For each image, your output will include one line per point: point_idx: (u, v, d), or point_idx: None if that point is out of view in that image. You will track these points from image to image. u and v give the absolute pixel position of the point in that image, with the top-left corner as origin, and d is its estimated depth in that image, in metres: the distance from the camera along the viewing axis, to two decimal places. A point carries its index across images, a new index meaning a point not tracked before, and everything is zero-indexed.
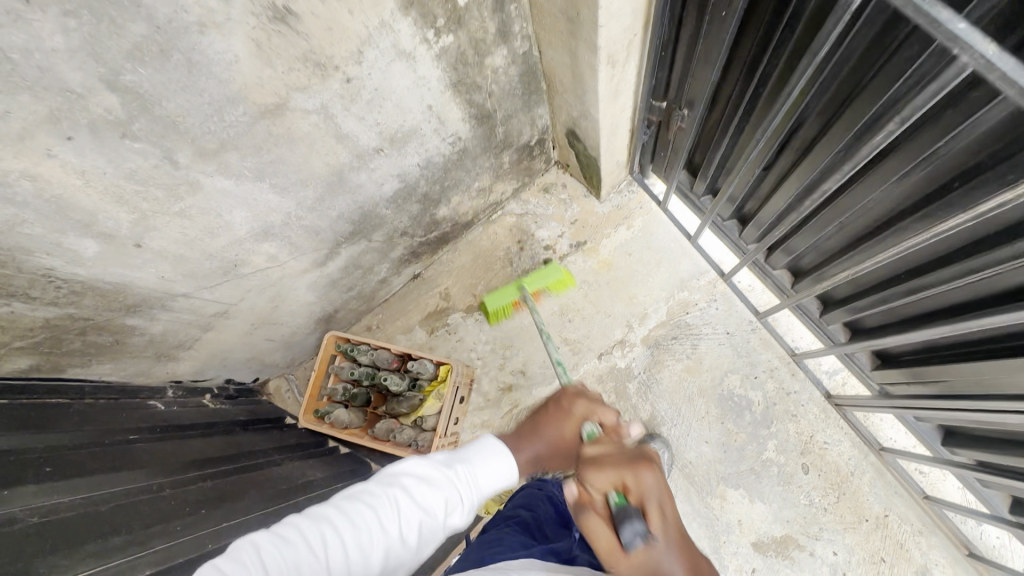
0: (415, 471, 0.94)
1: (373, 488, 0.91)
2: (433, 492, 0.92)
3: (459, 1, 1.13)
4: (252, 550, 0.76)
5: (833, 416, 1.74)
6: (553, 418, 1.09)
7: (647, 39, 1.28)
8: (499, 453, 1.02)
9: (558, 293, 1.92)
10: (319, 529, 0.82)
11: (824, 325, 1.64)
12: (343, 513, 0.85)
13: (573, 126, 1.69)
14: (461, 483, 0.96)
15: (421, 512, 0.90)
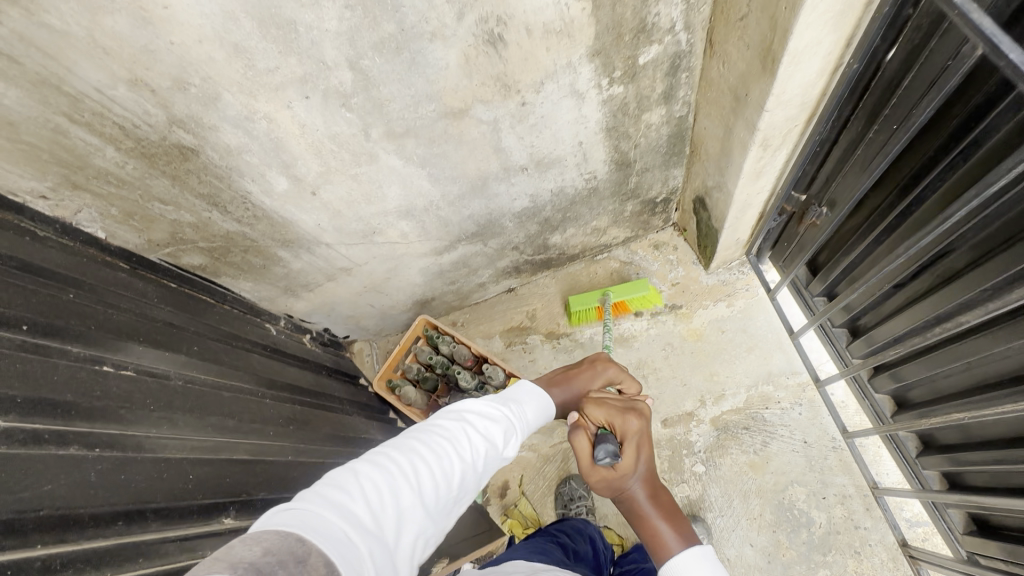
0: (471, 407, 0.99)
1: (434, 421, 0.93)
2: (495, 425, 0.97)
3: (640, 59, 1.24)
4: (353, 477, 0.76)
5: (902, 568, 1.58)
6: (584, 373, 1.23)
7: (804, 134, 1.32)
8: (536, 395, 1.10)
9: (641, 305, 2.01)
10: (408, 457, 0.84)
11: (918, 467, 1.53)
12: (416, 443, 0.88)
13: (703, 194, 1.74)
14: (513, 416, 1.02)
15: (487, 441, 0.94)
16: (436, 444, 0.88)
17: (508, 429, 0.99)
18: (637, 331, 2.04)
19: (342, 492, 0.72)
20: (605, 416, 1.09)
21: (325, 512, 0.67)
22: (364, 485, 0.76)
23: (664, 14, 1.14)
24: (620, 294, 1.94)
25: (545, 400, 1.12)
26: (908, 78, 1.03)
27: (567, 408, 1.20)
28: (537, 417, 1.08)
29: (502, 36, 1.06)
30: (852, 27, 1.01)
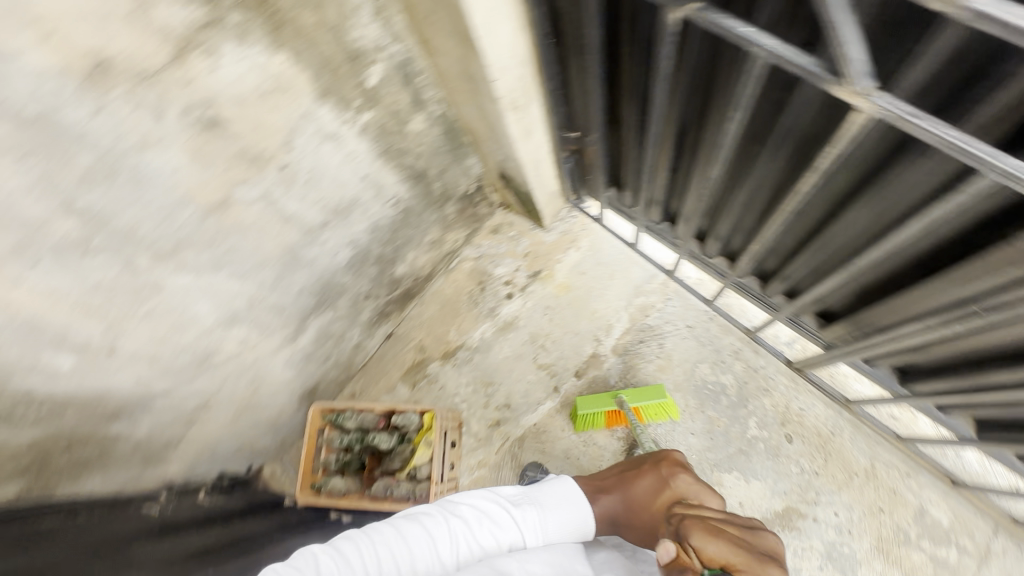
0: (473, 503, 1.18)
1: (439, 511, 1.15)
2: (496, 525, 1.13)
3: (369, 82, 1.29)
4: (362, 536, 1.08)
5: (801, 381, 1.83)
6: (646, 478, 1.18)
7: (541, 84, 1.43)
8: (560, 496, 1.21)
9: (658, 418, 1.86)
10: (405, 531, 1.09)
11: (766, 296, 1.73)
12: (412, 522, 1.11)
13: (503, 169, 1.85)
14: (520, 515, 1.16)
15: (484, 539, 1.11)
16: (430, 527, 1.10)
17: (509, 530, 1.13)
18: (516, 312, 2.11)
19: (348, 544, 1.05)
20: (717, 553, 0.86)
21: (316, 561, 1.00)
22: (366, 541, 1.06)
23: (365, 34, 1.20)
24: (636, 398, 1.84)
25: (582, 512, 1.18)
26: (571, 8, 1.15)
27: (619, 516, 1.17)
28: (558, 530, 1.15)
29: (219, 116, 1.04)
30: None
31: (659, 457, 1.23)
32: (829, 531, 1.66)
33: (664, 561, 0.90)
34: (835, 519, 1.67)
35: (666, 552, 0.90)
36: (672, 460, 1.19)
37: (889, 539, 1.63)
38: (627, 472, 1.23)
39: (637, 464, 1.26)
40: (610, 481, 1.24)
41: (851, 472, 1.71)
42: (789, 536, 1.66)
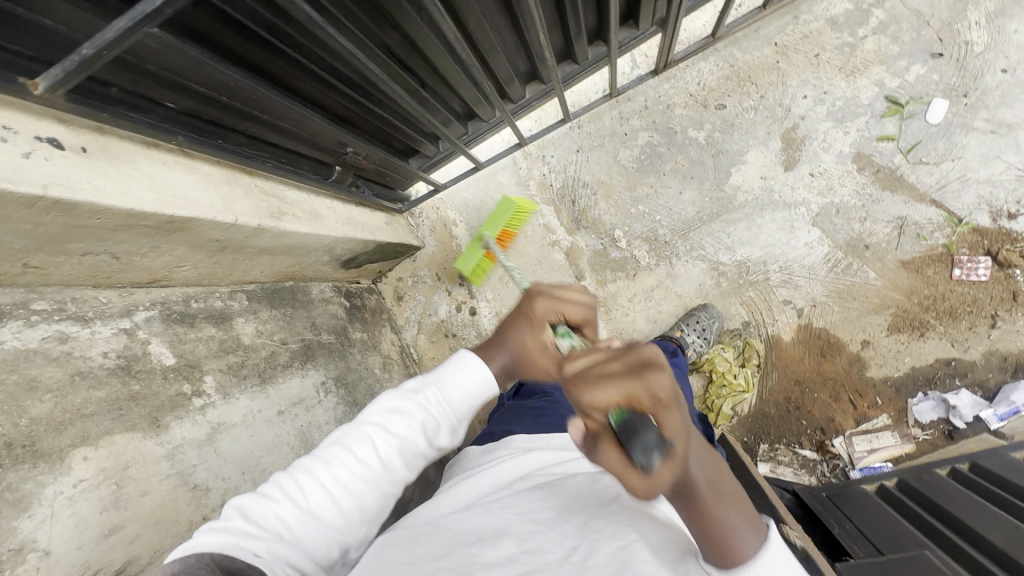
0: (387, 401, 0.92)
1: (350, 430, 0.90)
2: (409, 422, 0.89)
3: (168, 360, 1.02)
4: (256, 507, 0.79)
5: (675, 72, 1.78)
6: (524, 321, 0.93)
7: (264, 174, 1.20)
8: (467, 361, 0.96)
9: (526, 220, 1.82)
10: (307, 478, 0.84)
11: (588, 61, 1.64)
12: (336, 458, 0.86)
13: (342, 260, 1.62)
14: (435, 401, 0.92)
15: (400, 442, 0.88)
16: (349, 455, 0.87)
17: (425, 421, 0.90)
18: (493, 310, 1.94)
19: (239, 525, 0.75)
20: (619, 392, 0.61)
21: (221, 533, 0.73)
22: (265, 515, 0.78)
23: (104, 346, 0.92)
24: (494, 225, 1.73)
25: (486, 370, 0.95)
26: (198, 90, 0.93)
27: (518, 369, 0.97)
28: (473, 398, 0.94)
29: (118, 566, 0.77)
30: (126, 143, 0.87)
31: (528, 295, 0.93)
32: (820, 110, 1.67)
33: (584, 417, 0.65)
34: (810, 99, 1.68)
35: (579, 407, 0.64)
36: (541, 293, 0.92)
37: (847, 62, 1.65)
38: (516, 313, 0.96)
39: (519, 307, 0.95)
40: (494, 335, 0.98)
41: (774, 65, 1.70)
42: (805, 147, 1.68)
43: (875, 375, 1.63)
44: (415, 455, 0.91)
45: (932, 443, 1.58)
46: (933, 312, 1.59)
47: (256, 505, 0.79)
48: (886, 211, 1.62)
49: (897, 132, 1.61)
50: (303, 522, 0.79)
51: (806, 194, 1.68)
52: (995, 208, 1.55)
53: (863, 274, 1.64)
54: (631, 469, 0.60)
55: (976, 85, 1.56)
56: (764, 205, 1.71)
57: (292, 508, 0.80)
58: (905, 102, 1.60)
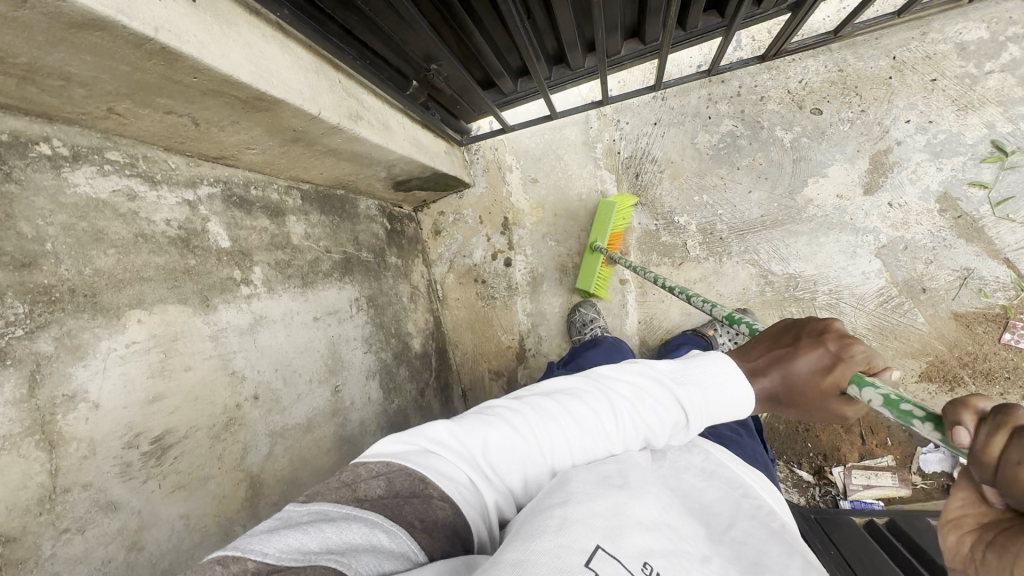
0: (632, 378, 0.80)
1: (593, 387, 0.78)
2: (649, 402, 0.76)
3: (224, 242, 0.99)
4: (484, 440, 0.69)
5: (780, 64, 1.67)
6: (808, 351, 0.80)
7: (347, 70, 1.13)
8: (730, 374, 0.81)
9: (627, 215, 1.80)
10: (544, 425, 0.71)
11: (697, 31, 1.53)
12: (582, 419, 0.73)
13: (395, 181, 1.57)
14: (685, 406, 0.77)
15: (642, 423, 0.74)
16: (594, 418, 0.73)
17: (673, 417, 0.76)
18: (529, 266, 1.92)
19: (465, 441, 0.69)
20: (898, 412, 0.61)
21: (448, 454, 0.67)
22: (490, 445, 0.69)
23: (168, 214, 0.89)
24: (604, 231, 1.73)
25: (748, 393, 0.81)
26: None
27: (777, 396, 0.82)
28: (727, 412, 0.80)
29: (158, 434, 0.77)
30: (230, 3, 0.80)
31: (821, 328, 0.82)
32: (919, 139, 1.58)
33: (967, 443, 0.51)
34: (911, 125, 1.59)
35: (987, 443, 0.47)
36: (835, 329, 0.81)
37: (962, 95, 1.55)
38: (783, 349, 0.83)
39: (797, 333, 0.84)
40: (762, 352, 0.85)
41: (885, 80, 1.60)
42: (892, 175, 1.61)
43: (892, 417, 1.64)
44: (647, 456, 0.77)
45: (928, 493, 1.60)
46: (969, 369, 1.57)
47: (494, 435, 0.70)
48: (955, 259, 1.57)
49: (991, 181, 1.53)
50: (528, 478, 0.68)
51: (877, 223, 1.62)
52: None
53: (912, 316, 1.60)
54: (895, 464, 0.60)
55: None
56: (831, 225, 1.65)
57: (518, 450, 0.69)
58: (1010, 152, 1.52)
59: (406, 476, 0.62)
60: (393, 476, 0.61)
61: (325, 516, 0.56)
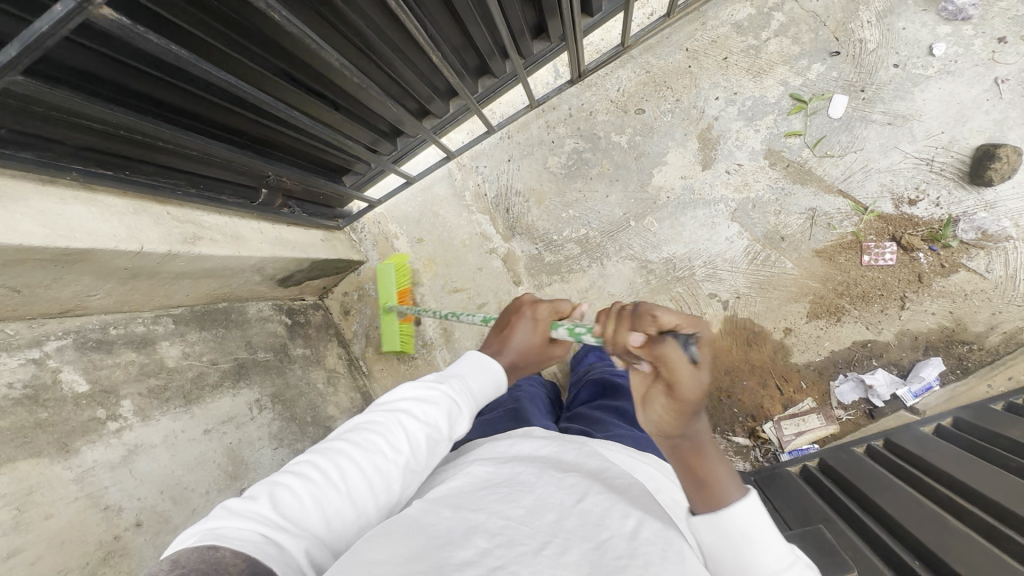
0: (417, 388, 0.89)
1: (375, 415, 0.86)
2: (433, 409, 0.86)
3: (80, 387, 1.05)
4: (276, 497, 0.73)
5: (596, 80, 1.84)
6: (519, 325, 1.04)
7: (176, 202, 1.24)
8: (488, 363, 0.97)
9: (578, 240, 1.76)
10: (329, 464, 0.78)
11: (504, 76, 1.70)
12: (362, 443, 0.81)
13: (275, 279, 1.65)
14: (459, 392, 0.90)
15: (425, 428, 0.84)
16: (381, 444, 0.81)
17: (451, 410, 0.87)
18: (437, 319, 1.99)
19: (249, 500, 0.72)
20: (676, 321, 0.73)
21: (233, 518, 0.68)
22: (284, 500, 0.72)
23: (9, 377, 0.96)
24: None
25: (500, 366, 0.99)
26: (91, 133, 0.98)
27: (519, 365, 1.02)
28: (487, 388, 0.95)
29: None
30: (17, 183, 0.92)
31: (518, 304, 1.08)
32: (732, 110, 1.74)
33: (638, 349, 0.76)
34: (721, 100, 1.75)
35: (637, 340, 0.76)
36: (528, 299, 1.08)
37: (753, 64, 1.72)
38: (506, 330, 1.06)
39: (508, 318, 1.08)
40: (492, 343, 1.06)
41: (687, 70, 1.77)
42: (720, 147, 1.75)
43: (799, 361, 1.70)
44: (439, 448, 0.86)
45: (854, 423, 1.65)
46: (847, 297, 1.67)
47: (277, 489, 0.73)
48: (799, 203, 1.70)
49: (803, 128, 1.69)
50: (328, 514, 0.74)
51: (723, 191, 1.75)
52: (897, 194, 1.63)
53: (782, 264, 1.71)
54: (684, 367, 0.72)
55: (871, 80, 1.64)
56: (685, 205, 1.78)
57: (315, 495, 0.74)
58: (808, 100, 1.68)
59: (192, 552, 0.62)
60: (176, 556, 0.61)
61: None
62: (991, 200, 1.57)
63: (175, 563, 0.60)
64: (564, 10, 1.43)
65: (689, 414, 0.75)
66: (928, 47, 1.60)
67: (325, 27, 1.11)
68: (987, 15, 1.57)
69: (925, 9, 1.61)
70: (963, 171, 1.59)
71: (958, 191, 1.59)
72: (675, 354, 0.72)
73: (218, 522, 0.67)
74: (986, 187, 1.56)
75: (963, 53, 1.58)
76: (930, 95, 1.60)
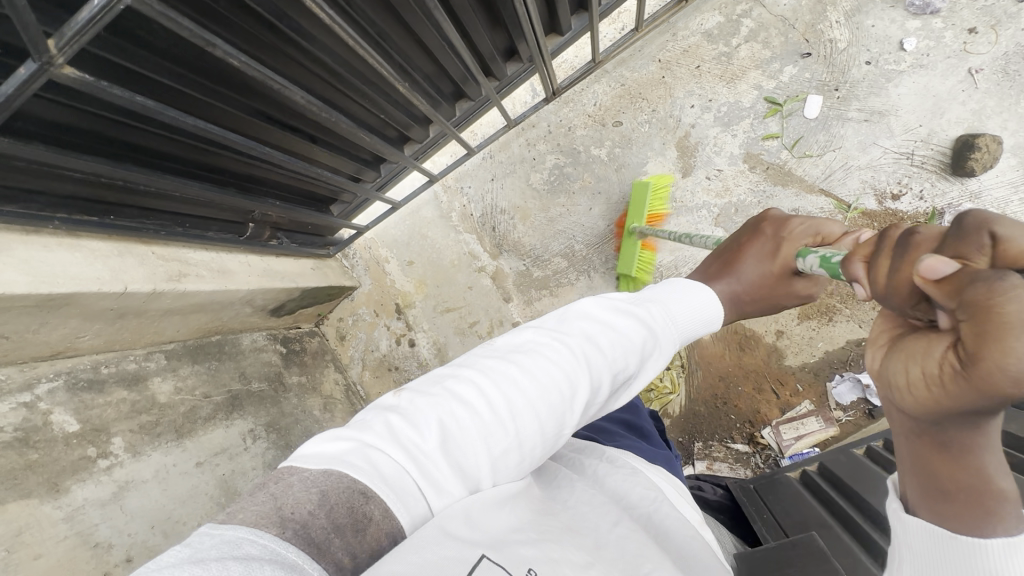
0: (592, 317, 0.80)
1: (551, 338, 0.75)
2: (616, 344, 0.76)
3: (70, 426, 1.09)
4: (444, 425, 0.62)
5: (573, 96, 1.86)
6: (748, 255, 0.98)
7: (162, 242, 1.28)
8: (701, 295, 0.90)
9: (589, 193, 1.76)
10: (503, 393, 0.66)
11: (479, 100, 1.73)
12: (539, 368, 0.70)
13: (267, 308, 1.69)
14: (647, 326, 0.81)
15: (609, 363, 0.74)
16: (560, 375, 0.69)
17: (647, 340, 0.79)
18: (431, 340, 2.01)
19: (413, 427, 0.61)
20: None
21: (388, 449, 0.58)
22: (451, 432, 0.61)
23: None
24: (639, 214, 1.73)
25: (710, 296, 0.91)
26: (72, 183, 1.02)
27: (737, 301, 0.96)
28: (697, 323, 0.88)
29: None
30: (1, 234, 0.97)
31: (759, 223, 1.03)
32: (708, 117, 1.75)
33: (931, 282, 0.48)
34: (697, 108, 1.76)
35: (938, 272, 0.48)
36: (771, 218, 1.02)
37: (725, 71, 1.74)
38: (728, 259, 1.00)
39: (744, 240, 1.02)
40: (714, 270, 1.01)
41: (661, 80, 1.79)
42: (699, 154, 1.76)
43: (793, 363, 1.68)
44: (616, 387, 0.77)
45: (855, 423, 1.63)
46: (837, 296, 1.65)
47: (441, 416, 0.62)
48: (781, 204, 1.69)
49: (780, 130, 1.69)
50: (495, 454, 0.62)
51: (705, 197, 1.76)
52: (880, 190, 1.62)
53: None
54: None
55: (845, 79, 1.65)
56: (669, 212, 1.78)
57: (485, 429, 0.63)
58: (783, 102, 1.69)
59: (343, 487, 0.52)
60: (326, 488, 0.51)
61: (236, 551, 0.43)
62: (975, 190, 1.56)
63: (323, 497, 0.50)
64: (527, 33, 1.46)
65: (940, 401, 0.52)
66: (899, 43, 1.61)
67: (295, 66, 1.13)
68: (955, 7, 1.57)
69: (893, 5, 1.61)
70: (944, 163, 1.58)
71: (942, 182, 1.57)
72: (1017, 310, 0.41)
73: (373, 446, 0.57)
74: (969, 178, 1.55)
75: (934, 46, 1.58)
76: (905, 90, 1.60)
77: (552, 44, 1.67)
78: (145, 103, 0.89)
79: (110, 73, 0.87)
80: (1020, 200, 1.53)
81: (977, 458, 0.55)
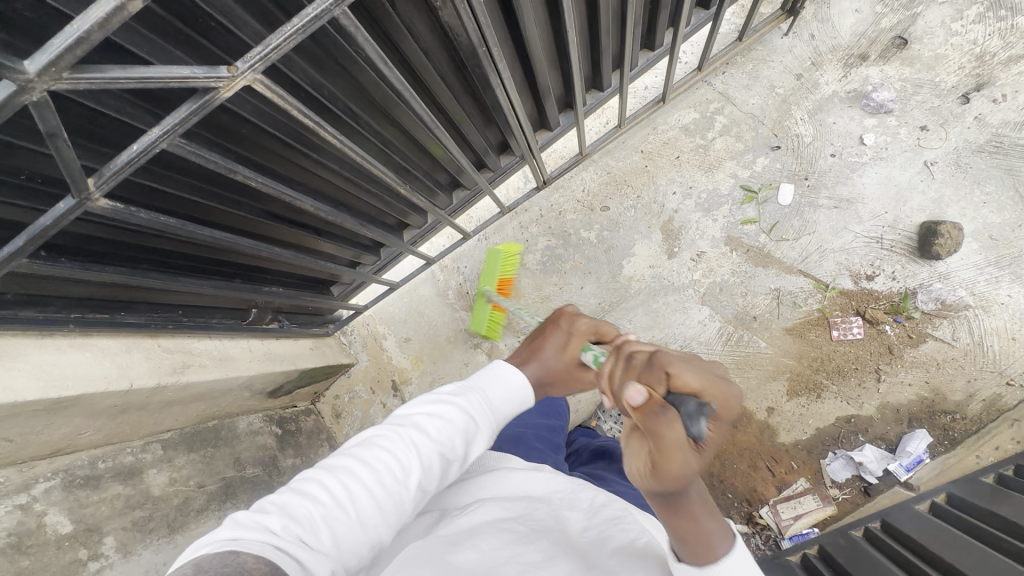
0: (425, 406, 0.89)
1: (389, 429, 0.87)
2: (445, 427, 0.86)
3: (63, 527, 1.08)
4: (289, 519, 0.72)
5: (564, 183, 1.99)
6: (553, 336, 1.03)
7: (169, 335, 1.32)
8: (506, 371, 0.96)
9: (512, 266, 1.73)
10: (340, 482, 0.78)
11: (475, 186, 1.84)
12: (368, 461, 0.81)
13: (265, 391, 1.70)
14: (477, 409, 0.90)
15: (438, 446, 0.85)
16: (392, 462, 0.81)
17: (466, 426, 0.88)
18: None
19: (267, 518, 0.71)
20: (696, 381, 0.78)
21: (245, 535, 0.68)
22: (294, 525, 0.72)
23: None
24: (488, 279, 1.69)
25: (522, 384, 0.96)
26: (91, 288, 1.08)
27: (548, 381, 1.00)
28: (510, 404, 0.95)
29: None
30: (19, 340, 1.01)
31: (558, 315, 1.06)
32: (689, 203, 1.87)
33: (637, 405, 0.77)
34: (678, 195, 1.88)
35: (637, 398, 0.77)
36: (568, 313, 1.06)
37: (703, 161, 1.88)
38: (536, 341, 1.04)
39: (541, 329, 1.06)
40: (521, 354, 1.04)
41: (644, 169, 1.92)
42: (683, 237, 1.86)
43: (786, 441, 1.68)
44: (450, 467, 0.87)
45: (853, 502, 1.61)
46: (823, 372, 1.69)
47: (290, 511, 0.73)
48: (762, 284, 1.77)
49: (757, 216, 1.80)
50: (336, 536, 0.74)
51: (691, 277, 1.84)
52: (855, 271, 1.71)
53: (755, 343, 1.75)
54: (686, 446, 0.74)
55: (813, 169, 1.78)
56: (657, 291, 1.85)
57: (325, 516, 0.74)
58: (758, 189, 1.81)
59: (211, 559, 0.62)
60: (196, 563, 0.61)
61: None
62: (944, 271, 1.65)
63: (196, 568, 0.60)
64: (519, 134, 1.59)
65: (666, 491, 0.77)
66: (859, 138, 1.76)
67: (302, 172, 1.22)
68: (906, 108, 1.75)
69: (851, 105, 1.78)
70: (912, 247, 1.69)
71: (911, 265, 1.67)
72: (673, 434, 0.73)
73: (234, 533, 0.67)
74: (936, 260, 1.65)
75: (891, 141, 1.74)
76: (869, 179, 1.74)
77: (541, 139, 1.80)
78: (166, 221, 0.96)
79: (137, 193, 0.94)
80: (985, 281, 1.63)
81: (700, 519, 0.78)
